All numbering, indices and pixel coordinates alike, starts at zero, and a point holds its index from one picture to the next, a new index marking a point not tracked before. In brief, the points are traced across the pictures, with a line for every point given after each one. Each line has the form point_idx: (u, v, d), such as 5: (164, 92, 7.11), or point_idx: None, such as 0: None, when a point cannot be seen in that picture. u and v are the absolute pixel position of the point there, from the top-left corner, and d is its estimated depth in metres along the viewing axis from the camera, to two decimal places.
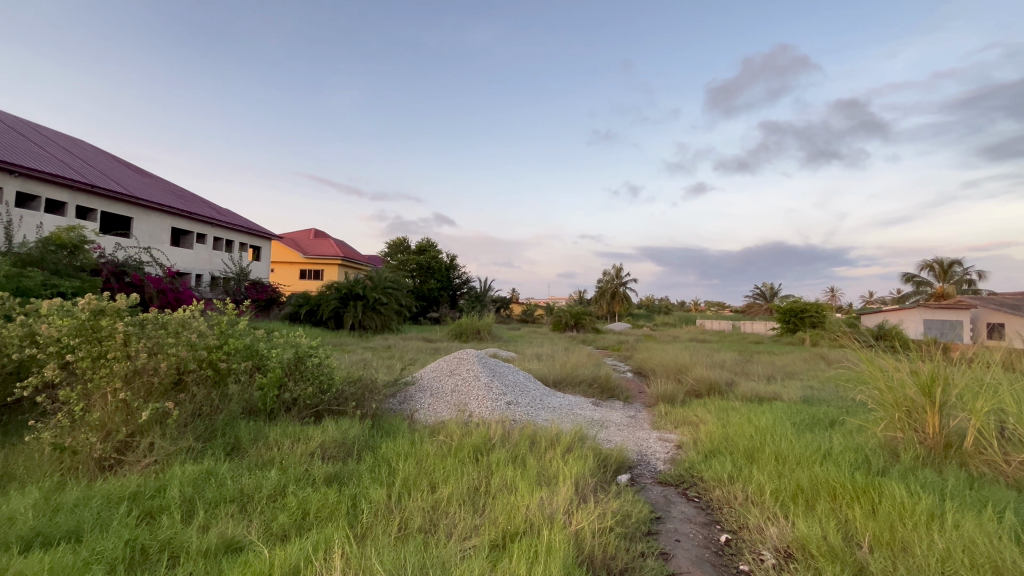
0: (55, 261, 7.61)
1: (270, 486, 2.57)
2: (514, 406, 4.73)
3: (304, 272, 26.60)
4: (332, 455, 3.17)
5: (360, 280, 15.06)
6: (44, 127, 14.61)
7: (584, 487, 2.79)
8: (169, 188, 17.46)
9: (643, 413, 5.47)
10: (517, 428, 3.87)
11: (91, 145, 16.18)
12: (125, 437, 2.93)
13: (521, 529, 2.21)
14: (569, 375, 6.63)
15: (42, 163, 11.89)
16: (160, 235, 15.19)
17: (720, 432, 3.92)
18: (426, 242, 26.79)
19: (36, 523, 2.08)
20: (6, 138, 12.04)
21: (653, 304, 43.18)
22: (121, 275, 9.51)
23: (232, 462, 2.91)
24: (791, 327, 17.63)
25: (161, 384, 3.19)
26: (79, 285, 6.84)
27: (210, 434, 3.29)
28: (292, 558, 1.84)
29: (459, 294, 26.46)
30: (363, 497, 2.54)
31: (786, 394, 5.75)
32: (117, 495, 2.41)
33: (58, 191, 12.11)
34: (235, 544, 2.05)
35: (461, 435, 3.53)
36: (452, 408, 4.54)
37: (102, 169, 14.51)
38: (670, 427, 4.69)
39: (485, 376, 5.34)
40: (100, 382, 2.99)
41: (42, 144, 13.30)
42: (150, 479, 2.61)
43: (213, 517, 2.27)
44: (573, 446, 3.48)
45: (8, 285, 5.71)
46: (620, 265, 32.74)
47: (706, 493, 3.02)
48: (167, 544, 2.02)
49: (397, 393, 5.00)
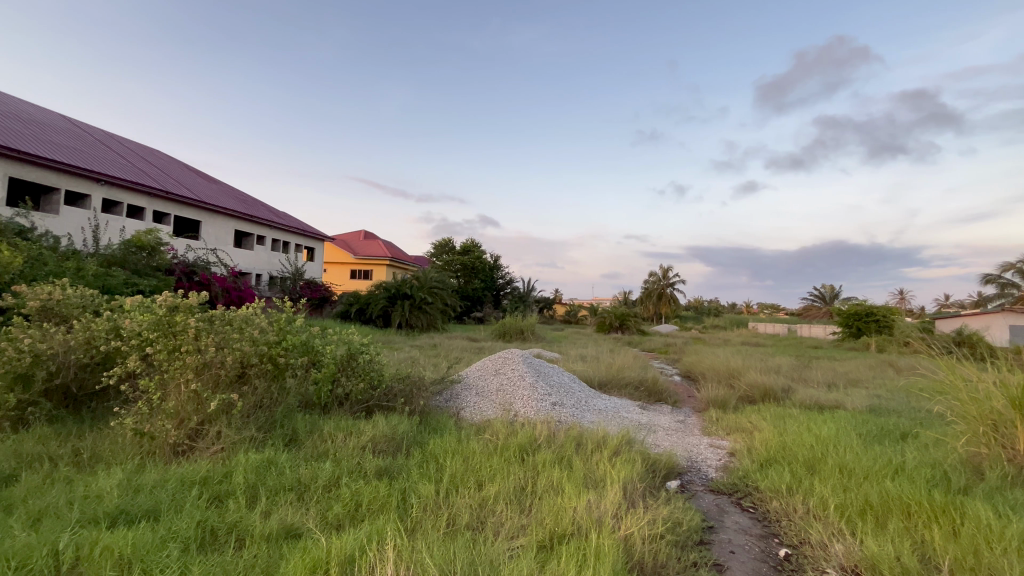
0: (135, 261, 8.36)
1: (325, 477, 2.68)
2: (559, 407, 4.70)
3: (354, 272, 27.66)
4: (382, 449, 3.26)
5: (407, 280, 15.44)
6: (125, 139, 15.97)
7: (632, 492, 2.73)
8: (234, 193, 18.64)
9: (692, 419, 5.29)
10: (563, 429, 3.84)
11: (166, 155, 17.53)
12: (196, 425, 3.14)
13: (568, 531, 2.19)
14: (615, 377, 6.51)
15: (124, 172, 13.01)
16: (225, 237, 16.21)
17: (777, 441, 3.73)
18: (470, 242, 27.12)
19: (120, 501, 2.26)
20: (93, 150, 13.26)
21: (701, 306, 41.61)
22: (192, 274, 10.20)
23: (290, 453, 3.06)
24: (854, 332, 16.54)
25: (227, 376, 3.39)
26: (155, 284, 7.48)
27: (270, 426, 3.48)
28: (349, 548, 1.91)
29: (503, 294, 26.69)
30: (413, 492, 2.60)
31: (849, 403, 5.38)
32: (189, 479, 2.59)
33: (138, 197, 13.19)
34: (294, 531, 2.15)
35: (506, 435, 3.54)
36: (498, 408, 4.57)
37: (174, 176, 15.66)
38: (722, 434, 4.51)
39: (531, 376, 5.33)
40: (175, 374, 3.22)
41: (124, 154, 14.54)
42: (217, 465, 2.78)
43: (274, 503, 2.40)
44: (620, 451, 3.41)
45: (96, 283, 6.31)
46: (668, 266, 31.89)
47: (763, 504, 2.88)
48: (233, 526, 2.15)
49: (444, 391, 5.09)
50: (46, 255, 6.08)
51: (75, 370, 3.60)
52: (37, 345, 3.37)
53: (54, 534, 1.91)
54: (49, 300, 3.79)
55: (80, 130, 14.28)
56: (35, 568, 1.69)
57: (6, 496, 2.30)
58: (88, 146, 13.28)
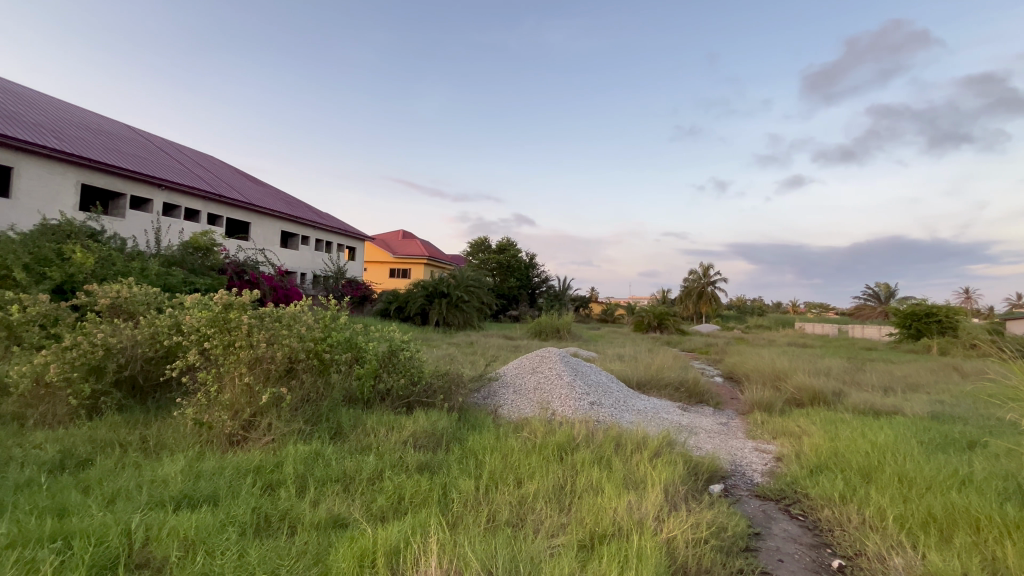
0: (192, 261, 8.88)
1: (369, 470, 2.77)
2: (597, 407, 4.65)
3: (393, 272, 28.33)
4: (423, 445, 3.34)
5: (444, 279, 15.65)
6: (182, 146, 16.96)
7: (674, 495, 2.68)
8: (280, 196, 19.45)
9: (736, 421, 5.13)
10: (601, 429, 3.81)
11: (219, 160, 18.51)
12: (249, 417, 3.31)
13: (609, 531, 2.18)
14: (654, 377, 6.39)
15: (182, 177, 13.83)
16: (272, 237, 16.95)
17: (829, 446, 3.55)
18: (506, 241, 27.23)
19: (183, 486, 2.41)
20: (155, 157, 14.15)
21: (744, 306, 40.17)
22: (243, 272, 10.66)
23: (336, 446, 3.17)
24: (913, 334, 15.54)
25: (276, 370, 3.54)
26: (210, 283, 7.91)
27: (317, 419, 3.63)
28: (394, 538, 1.96)
29: (538, 293, 26.65)
30: (453, 487, 2.65)
31: (909, 409, 5.07)
32: (244, 467, 2.73)
33: (194, 201, 14.00)
34: (341, 520, 2.23)
35: (544, 433, 3.54)
36: (535, 406, 4.57)
37: (227, 180, 16.51)
38: (768, 437, 4.34)
39: (568, 375, 5.31)
40: (230, 368, 3.40)
41: (181, 160, 15.44)
42: (269, 455, 2.93)
43: (322, 493, 2.50)
44: (660, 452, 3.34)
45: (158, 282, 6.74)
46: (709, 264, 30.95)
47: (813, 512, 2.76)
48: (285, 514, 2.26)
49: (482, 388, 5.13)
50: (114, 255, 6.53)
51: (142, 363, 3.86)
52: (108, 339, 3.64)
53: (126, 514, 2.05)
54: (118, 298, 4.09)
55: (143, 139, 15.27)
56: (112, 543, 1.83)
57: (85, 478, 2.50)
58: (150, 154, 14.19)
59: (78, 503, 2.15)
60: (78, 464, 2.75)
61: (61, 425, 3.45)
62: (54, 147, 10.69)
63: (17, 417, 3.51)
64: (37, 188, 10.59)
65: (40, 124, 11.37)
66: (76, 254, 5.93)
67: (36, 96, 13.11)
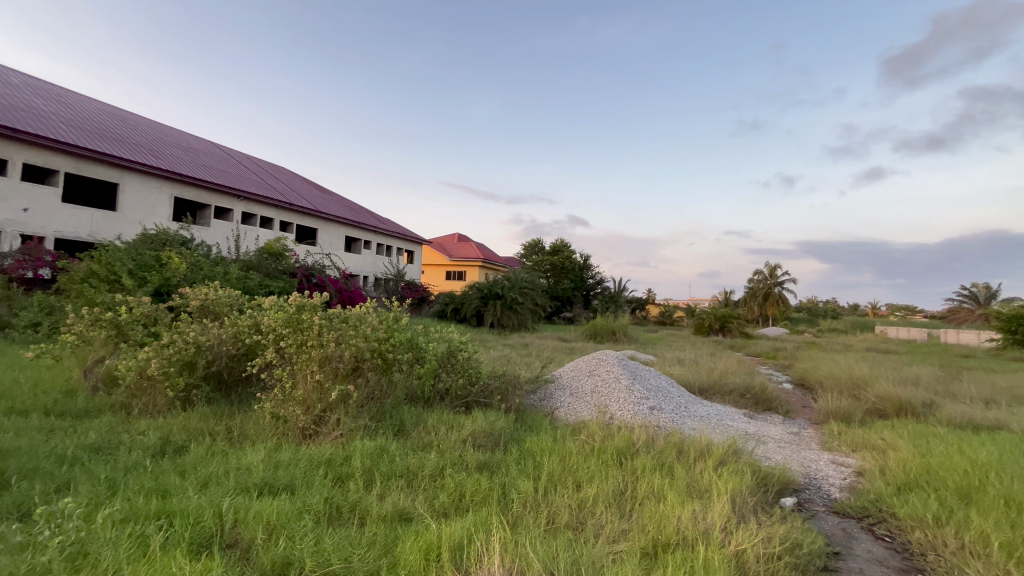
0: (267, 265, 9.57)
1: (431, 467, 2.86)
2: (657, 412, 4.52)
3: (449, 274, 29.03)
4: (482, 444, 3.39)
5: (498, 280, 15.80)
6: (259, 160, 18.30)
7: (743, 506, 2.55)
8: (345, 202, 20.50)
9: (810, 432, 4.80)
10: (662, 435, 3.70)
11: (290, 171, 19.80)
12: (320, 412, 3.52)
13: (673, 540, 2.12)
14: (718, 382, 6.11)
15: (258, 188, 14.92)
16: (337, 242, 17.89)
17: (919, 462, 3.25)
18: (560, 242, 27.12)
19: (264, 475, 2.60)
20: (235, 170, 15.36)
21: (817, 308, 37.51)
22: (310, 276, 11.23)
23: (399, 442, 3.29)
24: (1019, 339, 13.84)
25: (344, 369, 3.71)
26: (283, 285, 8.49)
27: (381, 416, 3.79)
28: (458, 535, 2.02)
29: (593, 294, 26.32)
30: (512, 487, 2.67)
31: (1015, 424, 4.52)
32: (317, 459, 2.90)
33: (268, 209, 15.05)
34: (406, 514, 2.33)
35: (602, 437, 3.49)
36: (592, 409, 4.51)
37: (297, 189, 17.63)
38: (846, 450, 4.04)
39: (626, 379, 5.20)
40: (303, 365, 3.62)
41: (258, 172, 16.67)
42: (339, 449, 3.09)
43: (387, 487, 2.61)
44: (726, 461, 3.20)
45: (238, 285, 7.33)
46: (776, 264, 29.22)
47: (901, 533, 2.53)
48: (355, 505, 2.38)
49: (538, 390, 5.15)
50: (203, 261, 7.17)
51: (227, 360, 4.21)
52: (198, 338, 3.99)
53: (217, 498, 2.25)
54: (206, 300, 4.47)
55: (225, 154, 16.64)
56: (207, 524, 2.01)
57: (181, 463, 2.77)
58: (230, 167, 15.41)
59: (177, 486, 2.38)
60: (175, 450, 3.04)
61: (160, 414, 3.84)
62: (152, 165, 11.89)
63: (124, 406, 3.94)
64: (137, 202, 11.84)
65: (140, 145, 12.71)
66: (172, 260, 6.58)
67: (137, 120, 14.67)
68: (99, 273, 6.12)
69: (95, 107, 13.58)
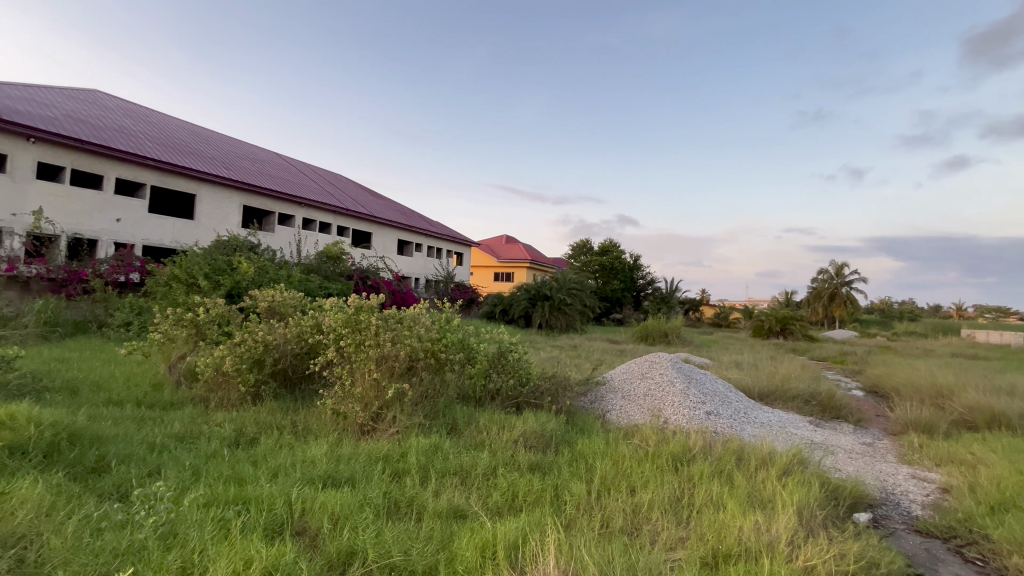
0: (326, 268, 10.07)
1: (484, 466, 2.90)
2: (715, 417, 4.35)
3: (497, 275, 29.29)
4: (533, 445, 3.40)
5: (546, 281, 15.77)
6: (317, 168, 19.26)
7: (811, 519, 2.41)
8: (397, 207, 21.17)
9: (885, 443, 4.45)
10: (720, 441, 3.56)
11: (346, 178, 20.70)
12: (377, 409, 3.65)
13: (735, 552, 2.04)
14: (779, 388, 5.80)
15: (318, 195, 15.73)
16: (390, 245, 18.51)
17: (1016, 480, 2.93)
18: (609, 242, 26.70)
19: (327, 468, 2.74)
20: (296, 178, 16.25)
21: (891, 309, 34.76)
22: (366, 278, 11.69)
23: (453, 441, 3.37)
24: None
25: (399, 368, 3.82)
26: (340, 287, 8.89)
27: (435, 414, 3.89)
28: (513, 534, 2.03)
29: (644, 295, 25.71)
30: (565, 489, 2.66)
31: None
32: (375, 455, 3.02)
33: (327, 215, 15.82)
34: (461, 511, 2.38)
35: (657, 442, 3.40)
36: (646, 413, 4.41)
37: (353, 195, 18.39)
38: (929, 464, 3.71)
39: (681, 383, 5.04)
40: (361, 364, 3.77)
41: (317, 180, 17.55)
42: (395, 446, 3.20)
43: (442, 484, 2.67)
44: (791, 471, 3.03)
45: (300, 287, 7.76)
46: (844, 263, 27.32)
47: (997, 558, 2.30)
48: (411, 500, 2.46)
49: (589, 392, 5.09)
50: (269, 265, 7.65)
51: (291, 357, 4.47)
52: (266, 337, 4.27)
53: (287, 488, 2.39)
54: (273, 302, 4.77)
55: (287, 163, 17.63)
56: (278, 512, 2.14)
57: (253, 454, 2.96)
58: (292, 176, 16.32)
59: (250, 475, 2.55)
60: (248, 441, 3.27)
61: (234, 407, 4.13)
62: (224, 176, 12.82)
63: (203, 399, 4.27)
64: (211, 210, 12.79)
65: (214, 158, 13.72)
66: (242, 264, 7.07)
67: (210, 135, 15.84)
68: (180, 277, 6.67)
69: (176, 125, 14.82)
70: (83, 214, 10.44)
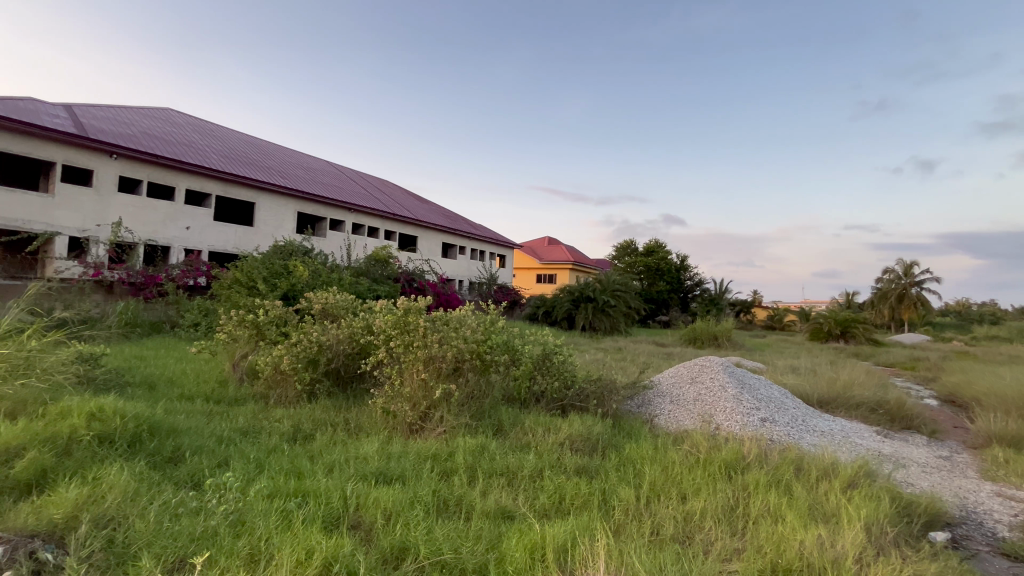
0: (374, 272, 10.42)
1: (530, 468, 2.91)
2: (770, 425, 4.15)
3: (540, 277, 29.27)
4: (579, 448, 3.38)
5: (590, 283, 15.59)
6: (366, 175, 19.97)
7: (881, 536, 2.25)
8: (441, 211, 21.59)
9: (964, 457, 4.10)
10: (777, 449, 3.40)
11: (393, 184, 21.33)
12: (425, 409, 3.74)
13: (795, 566, 1.94)
14: (842, 395, 5.46)
15: (367, 201, 16.29)
16: (434, 249, 18.89)
17: None
18: (654, 242, 26.07)
19: (378, 465, 2.83)
20: (346, 185, 16.90)
21: (969, 311, 31.95)
22: (412, 281, 12.00)
23: (499, 441, 3.40)
24: None
25: (446, 369, 3.89)
26: (388, 290, 9.16)
27: (481, 415, 3.94)
28: (561, 537, 2.02)
29: (691, 296, 24.92)
30: (613, 494, 2.63)
31: None
32: (424, 454, 3.09)
33: (375, 220, 16.35)
34: (508, 512, 2.39)
35: (708, 448, 3.29)
36: (696, 419, 4.27)
37: (399, 200, 18.91)
38: (1017, 482, 3.39)
39: (733, 388, 4.85)
40: (409, 364, 3.87)
41: (365, 186, 18.18)
42: (443, 445, 3.27)
43: (489, 485, 2.70)
44: (856, 484, 2.84)
45: (350, 290, 8.05)
46: (913, 263, 25.37)
47: None
48: (460, 499, 2.50)
49: (636, 396, 4.99)
50: (321, 269, 7.99)
51: (344, 358, 4.65)
52: (320, 338, 4.47)
53: (342, 483, 2.49)
54: (326, 304, 4.98)
55: (338, 171, 18.39)
56: (335, 506, 2.24)
57: (311, 449, 3.11)
58: (343, 183, 17.00)
59: (308, 469, 2.68)
60: (304, 437, 3.43)
61: (291, 404, 4.34)
62: (280, 185, 13.52)
63: (263, 396, 4.52)
64: (269, 217, 13.52)
65: (271, 167, 14.51)
66: (297, 269, 7.43)
67: (268, 146, 16.77)
68: (242, 280, 7.09)
69: (237, 138, 15.79)
70: (158, 223, 11.32)
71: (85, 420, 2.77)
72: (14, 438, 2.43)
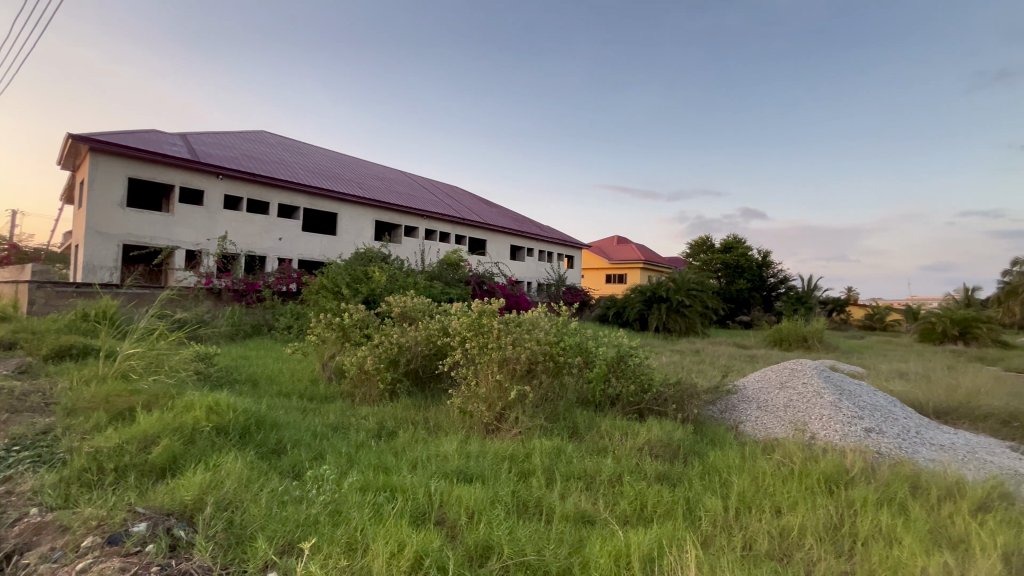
0: (446, 275, 10.77)
1: (609, 472, 2.85)
2: (876, 435, 3.76)
3: (610, 277, 28.70)
4: (660, 453, 3.26)
5: (662, 282, 15.04)
6: (437, 183, 20.71)
7: None
8: (509, 214, 21.87)
9: None
10: (886, 463, 3.06)
11: (462, 190, 21.97)
12: (500, 410, 3.79)
13: None
14: (964, 405, 4.81)
15: (438, 207, 16.89)
16: (503, 251, 19.16)
17: None
18: (732, 238, 24.62)
19: (458, 463, 2.91)
20: (419, 193, 17.64)
21: None
22: (482, 283, 12.24)
23: (575, 444, 3.37)
24: None
25: (520, 370, 3.91)
26: (460, 292, 9.42)
27: (556, 417, 3.92)
28: (645, 546, 1.96)
29: (775, 295, 23.22)
30: (698, 503, 2.51)
31: None
32: (501, 454, 3.14)
33: (446, 225, 16.91)
34: (588, 516, 2.36)
35: (804, 459, 3.04)
36: (787, 427, 3.96)
37: (468, 205, 19.43)
38: None
39: (830, 394, 4.44)
40: (484, 365, 3.95)
41: (436, 194, 18.87)
42: (520, 446, 3.30)
43: (568, 488, 2.68)
44: (989, 507, 2.49)
45: (425, 292, 8.38)
46: None
47: None
48: (539, 501, 2.51)
49: (718, 401, 4.72)
50: (398, 274, 8.39)
51: (422, 359, 4.84)
52: (400, 339, 4.70)
53: (425, 480, 2.59)
54: (405, 307, 5.21)
55: (411, 180, 19.26)
56: (421, 502, 2.33)
57: (395, 446, 3.27)
58: (416, 191, 17.77)
59: (394, 465, 2.82)
60: (388, 433, 3.61)
61: (375, 402, 4.60)
62: (360, 195, 14.40)
63: (349, 394, 4.82)
64: (350, 226, 14.44)
65: (351, 180, 15.50)
66: (376, 274, 7.85)
67: (348, 160, 17.94)
68: (328, 286, 7.62)
69: (321, 154, 17.03)
70: (255, 235, 12.51)
71: (205, 413, 3.12)
72: (151, 427, 2.79)
